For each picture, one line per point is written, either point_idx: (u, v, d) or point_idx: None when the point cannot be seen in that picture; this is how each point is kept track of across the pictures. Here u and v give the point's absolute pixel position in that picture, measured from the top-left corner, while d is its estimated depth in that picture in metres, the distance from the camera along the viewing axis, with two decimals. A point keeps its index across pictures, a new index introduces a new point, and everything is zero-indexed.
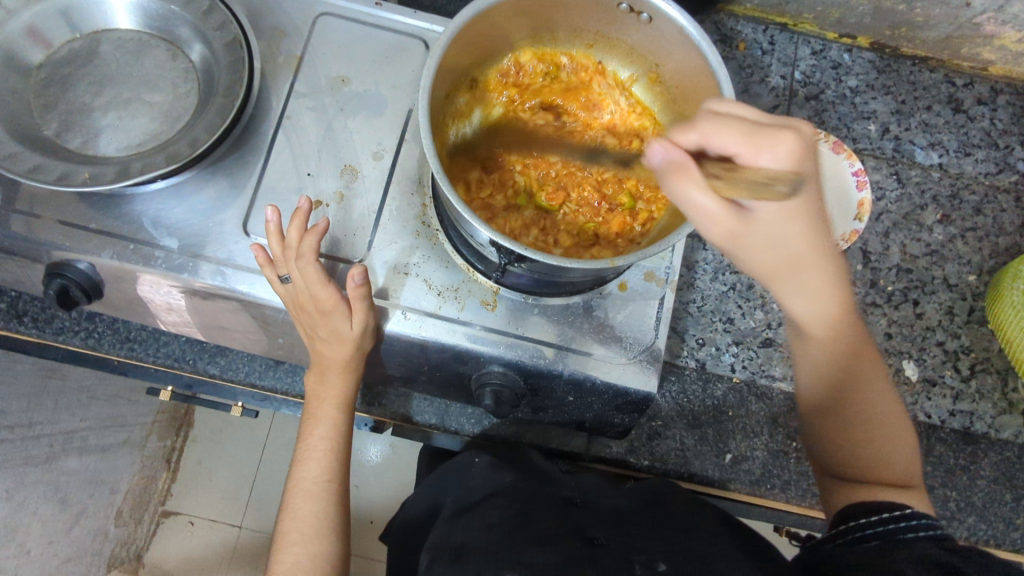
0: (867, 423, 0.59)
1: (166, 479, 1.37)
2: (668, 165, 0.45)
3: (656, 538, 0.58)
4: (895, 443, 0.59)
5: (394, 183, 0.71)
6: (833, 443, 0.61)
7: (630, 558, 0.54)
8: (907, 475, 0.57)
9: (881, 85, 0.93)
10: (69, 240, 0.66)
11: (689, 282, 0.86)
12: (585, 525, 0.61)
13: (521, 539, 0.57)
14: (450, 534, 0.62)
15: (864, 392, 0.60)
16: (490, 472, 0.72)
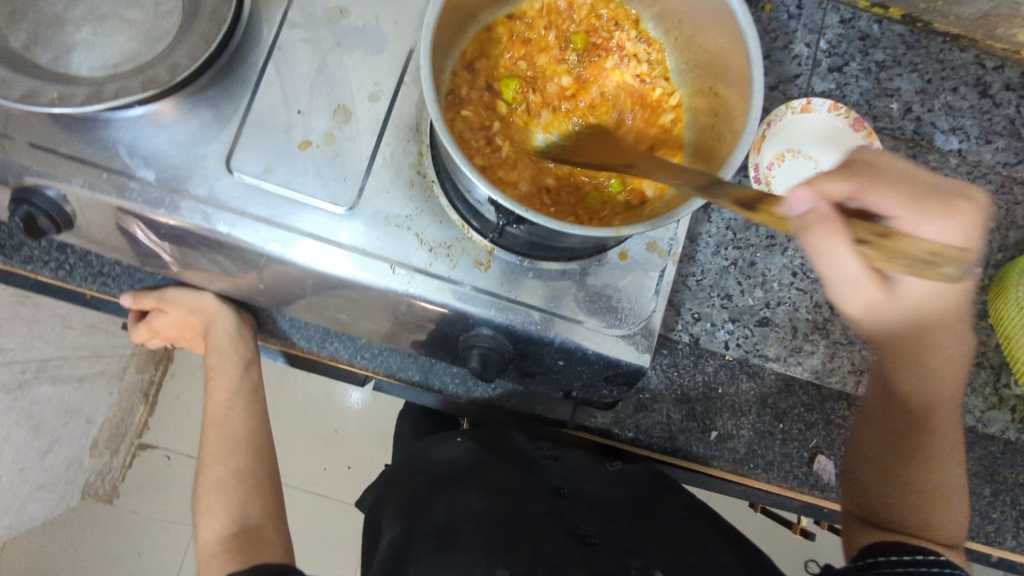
0: (926, 479, 0.66)
1: (143, 412, 1.53)
2: (816, 216, 0.44)
3: (645, 543, 0.65)
4: (953, 512, 0.65)
5: (389, 127, 0.66)
6: (880, 502, 0.68)
7: (625, 562, 0.61)
8: (951, 541, 0.64)
9: (908, 62, 0.89)
10: (38, 164, 0.61)
11: (690, 254, 0.83)
12: (576, 519, 0.66)
13: (507, 531, 0.63)
14: (435, 514, 0.66)
15: (934, 448, 0.67)
16: (461, 456, 0.76)
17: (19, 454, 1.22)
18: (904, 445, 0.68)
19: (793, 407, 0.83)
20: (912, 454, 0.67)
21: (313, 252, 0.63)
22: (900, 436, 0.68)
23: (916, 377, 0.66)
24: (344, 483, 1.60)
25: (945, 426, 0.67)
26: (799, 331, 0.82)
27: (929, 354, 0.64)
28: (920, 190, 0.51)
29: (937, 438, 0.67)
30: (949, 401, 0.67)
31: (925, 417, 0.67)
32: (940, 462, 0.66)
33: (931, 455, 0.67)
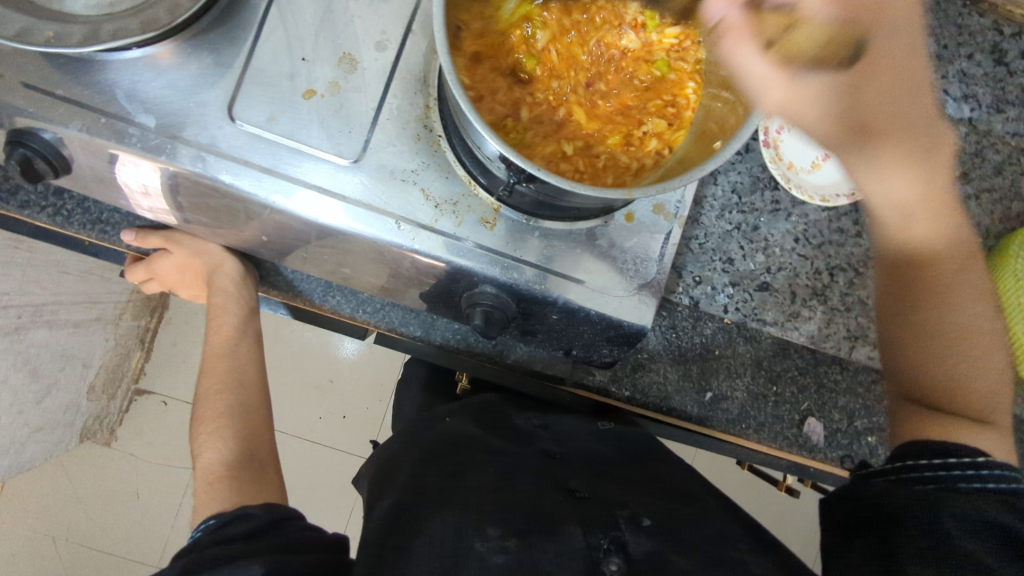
0: (946, 318, 0.60)
1: (139, 359, 1.58)
2: (804, 129, 0.48)
3: (632, 492, 0.66)
4: (987, 347, 0.60)
5: (395, 79, 0.64)
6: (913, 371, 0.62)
7: (614, 512, 0.62)
8: (991, 410, 0.57)
9: (925, 25, 0.87)
10: (32, 106, 0.60)
11: (693, 217, 0.82)
12: (565, 478, 0.69)
13: (507, 491, 0.64)
14: (422, 475, 0.66)
15: (948, 297, 0.61)
16: (457, 426, 0.77)
17: (17, 397, 1.23)
18: (914, 297, 0.63)
19: (788, 370, 0.84)
20: (919, 304, 0.62)
21: (316, 205, 0.62)
22: (903, 284, 0.64)
23: (916, 259, 0.63)
24: (339, 431, 1.64)
25: (950, 265, 0.62)
26: (797, 296, 0.83)
27: (913, 221, 0.61)
28: (906, 84, 0.60)
29: (937, 274, 0.61)
30: (951, 246, 0.62)
31: (917, 264, 0.63)
32: (960, 300, 0.61)
33: (949, 287, 0.61)
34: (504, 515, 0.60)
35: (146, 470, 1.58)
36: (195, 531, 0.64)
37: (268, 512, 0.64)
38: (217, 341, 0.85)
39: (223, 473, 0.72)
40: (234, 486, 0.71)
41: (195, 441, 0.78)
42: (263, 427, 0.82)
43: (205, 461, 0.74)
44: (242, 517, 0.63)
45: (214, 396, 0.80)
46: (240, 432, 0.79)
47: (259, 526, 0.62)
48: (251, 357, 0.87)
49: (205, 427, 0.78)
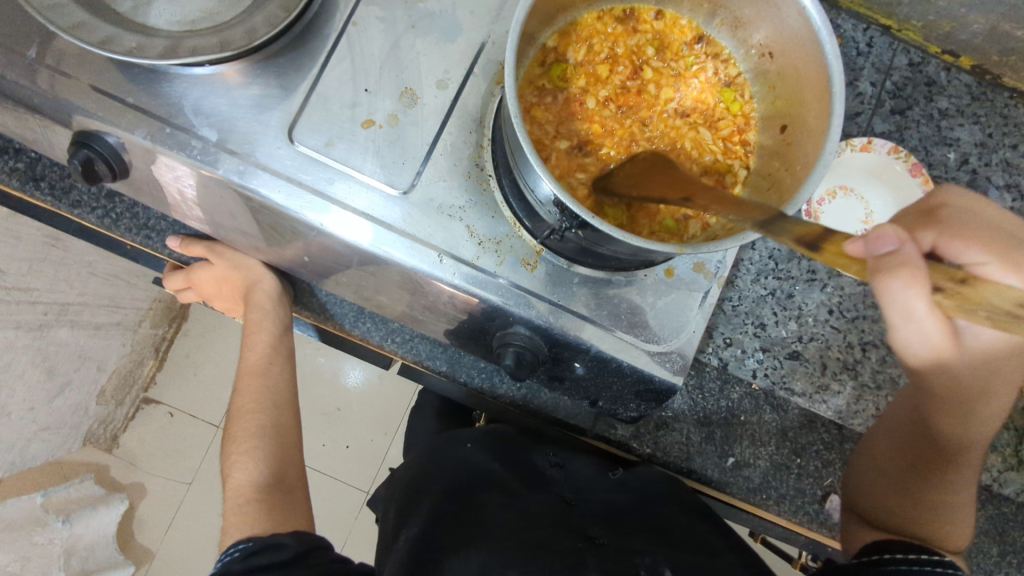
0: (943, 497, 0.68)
1: (152, 367, 1.62)
2: (895, 257, 0.44)
3: (650, 543, 0.65)
4: (959, 519, 0.67)
5: (452, 117, 0.66)
6: (888, 504, 0.70)
7: (634, 562, 0.61)
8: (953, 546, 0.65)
9: (971, 113, 0.88)
10: (101, 111, 0.62)
11: (728, 279, 0.82)
12: (583, 526, 0.68)
13: (526, 535, 0.63)
14: (443, 517, 0.66)
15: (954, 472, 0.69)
16: (477, 464, 0.77)
17: (31, 394, 1.23)
18: (929, 471, 0.70)
19: (813, 443, 0.82)
20: (927, 479, 0.70)
21: (361, 231, 0.63)
22: (923, 451, 0.71)
23: (956, 398, 0.68)
24: (340, 461, 1.65)
25: (973, 458, 0.70)
26: (827, 368, 0.81)
27: (981, 404, 0.68)
28: (998, 239, 0.54)
29: (962, 461, 0.69)
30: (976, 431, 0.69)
31: (958, 450, 0.70)
32: (957, 484, 0.69)
33: (956, 476, 0.69)
34: (526, 561, 0.59)
35: (146, 479, 1.62)
36: (226, 554, 0.64)
37: (300, 542, 0.64)
38: (252, 358, 0.86)
39: (254, 497, 0.72)
40: (262, 510, 0.71)
41: (228, 458, 0.78)
42: (294, 449, 0.82)
43: (236, 481, 0.75)
44: (274, 546, 0.63)
45: (249, 415, 0.81)
46: (273, 454, 0.79)
47: (287, 558, 0.62)
48: (283, 372, 0.88)
49: (239, 446, 0.79)
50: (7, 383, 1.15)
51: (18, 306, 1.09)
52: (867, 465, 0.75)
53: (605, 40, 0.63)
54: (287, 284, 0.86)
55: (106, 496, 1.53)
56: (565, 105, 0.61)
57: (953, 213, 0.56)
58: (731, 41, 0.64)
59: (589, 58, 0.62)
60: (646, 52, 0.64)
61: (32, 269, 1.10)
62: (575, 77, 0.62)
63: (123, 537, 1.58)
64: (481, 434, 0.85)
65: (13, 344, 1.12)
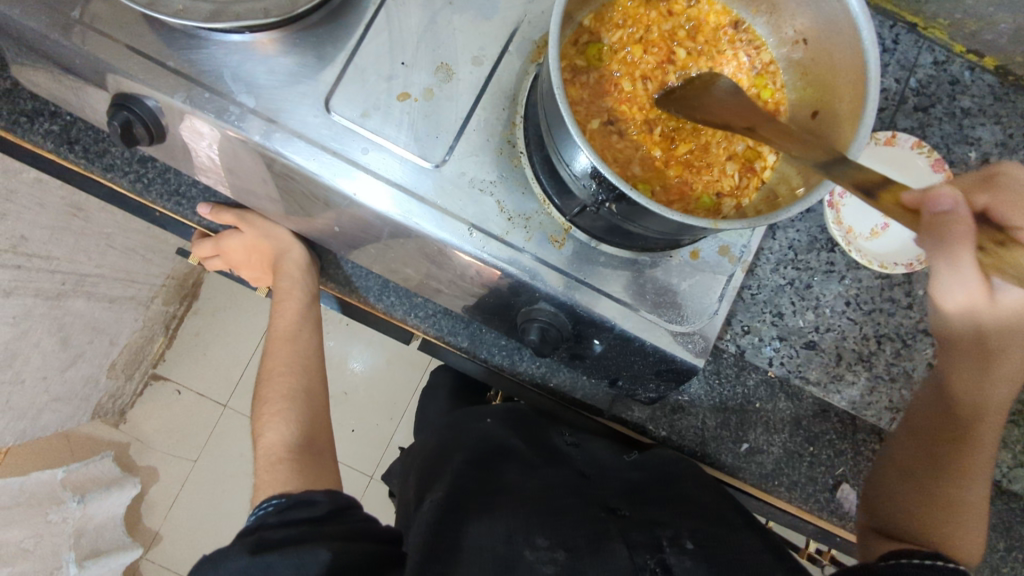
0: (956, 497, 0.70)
1: (162, 343, 1.63)
2: (953, 216, 0.50)
3: (674, 514, 0.66)
4: (971, 521, 0.70)
5: (486, 93, 0.67)
6: (904, 507, 0.72)
7: (657, 534, 0.62)
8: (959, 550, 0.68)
9: (994, 112, 0.89)
10: (143, 73, 0.62)
11: (749, 267, 0.83)
12: (604, 498, 0.69)
13: (552, 503, 0.64)
14: (469, 482, 0.67)
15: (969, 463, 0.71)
16: (498, 436, 0.78)
17: (46, 362, 1.23)
18: (945, 454, 0.72)
19: (826, 433, 0.83)
20: (941, 471, 0.71)
21: (394, 202, 0.64)
22: (941, 439, 0.72)
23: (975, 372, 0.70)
24: (346, 444, 1.66)
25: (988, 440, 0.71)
26: (842, 359, 0.82)
27: (995, 363, 0.70)
28: None
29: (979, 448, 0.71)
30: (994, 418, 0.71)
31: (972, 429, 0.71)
32: (971, 477, 0.71)
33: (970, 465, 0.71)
34: (555, 527, 0.60)
35: (154, 453, 1.64)
36: (260, 508, 0.65)
37: (331, 499, 0.65)
38: (276, 328, 0.87)
39: (278, 459, 0.74)
40: (285, 473, 0.72)
41: (258, 422, 0.79)
42: (319, 415, 0.83)
43: (261, 444, 0.76)
44: (307, 503, 0.64)
45: (272, 382, 0.82)
46: (302, 416, 0.80)
47: (320, 514, 0.63)
48: (309, 343, 0.89)
49: (263, 412, 0.80)
50: (23, 350, 1.16)
51: (39, 273, 1.10)
52: (886, 462, 0.77)
53: (641, 20, 0.64)
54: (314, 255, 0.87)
55: (119, 476, 1.56)
56: (600, 85, 0.62)
57: (1013, 181, 0.61)
58: (765, 28, 0.64)
59: (624, 39, 0.63)
60: (680, 35, 0.64)
61: (53, 238, 1.11)
62: (611, 58, 0.62)
63: (134, 516, 1.61)
64: (498, 412, 0.87)
65: (31, 311, 1.12)
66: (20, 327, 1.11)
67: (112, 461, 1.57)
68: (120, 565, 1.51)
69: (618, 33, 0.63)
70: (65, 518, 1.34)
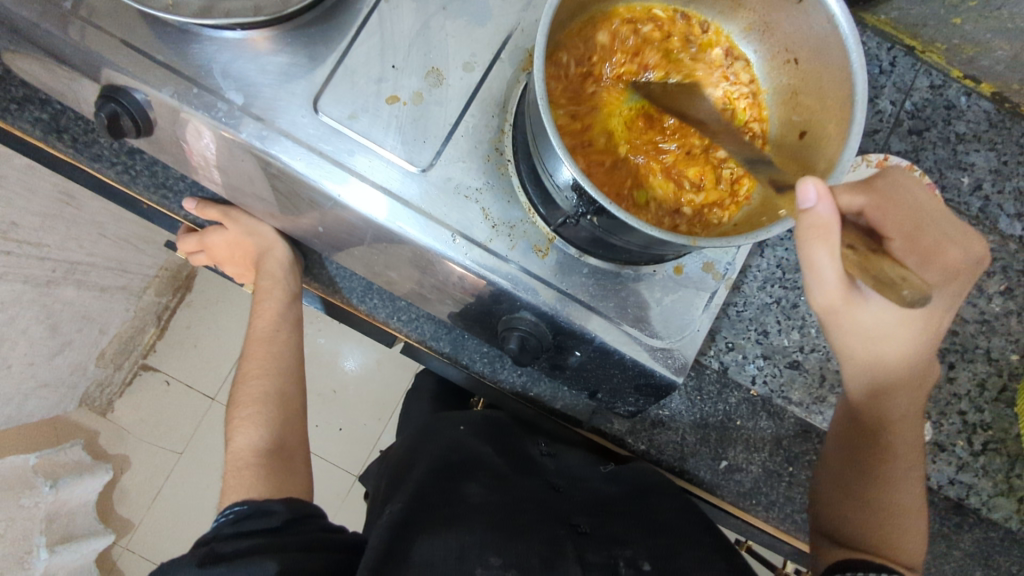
0: (885, 500, 0.70)
1: (153, 335, 1.64)
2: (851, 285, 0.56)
3: (633, 533, 0.67)
4: (909, 528, 0.69)
5: (476, 99, 0.67)
6: (842, 513, 0.71)
7: (614, 554, 0.62)
8: (907, 559, 0.67)
9: (988, 139, 0.89)
10: (131, 66, 0.62)
11: (736, 284, 0.83)
12: (568, 513, 0.69)
13: (511, 517, 0.64)
14: (428, 492, 0.67)
15: (890, 468, 0.70)
16: (469, 445, 0.78)
17: (33, 349, 1.23)
18: (861, 457, 0.72)
19: (806, 453, 0.83)
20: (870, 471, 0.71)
21: (383, 207, 0.63)
22: (860, 445, 0.72)
23: (883, 395, 0.68)
24: (333, 443, 1.66)
25: (896, 447, 0.70)
26: (826, 381, 0.81)
27: (891, 395, 0.67)
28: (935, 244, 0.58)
29: (895, 456, 0.70)
30: (908, 417, 0.69)
31: (877, 434, 0.70)
32: (892, 479, 0.70)
33: (892, 474, 0.70)
34: (509, 543, 0.60)
35: (140, 444, 1.63)
36: (219, 517, 0.66)
37: (290, 510, 0.66)
38: (259, 325, 0.87)
39: (251, 461, 0.74)
40: (258, 477, 0.72)
41: (230, 425, 0.80)
42: (295, 416, 0.83)
43: (237, 445, 0.76)
44: (264, 513, 0.64)
45: (252, 380, 0.82)
46: (272, 421, 0.80)
47: (277, 526, 0.63)
48: (290, 341, 0.89)
49: (240, 411, 0.80)
50: (10, 336, 1.15)
51: (28, 261, 1.10)
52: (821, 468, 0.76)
53: (605, 55, 0.63)
54: (298, 255, 0.87)
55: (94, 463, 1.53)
56: (587, 96, 0.62)
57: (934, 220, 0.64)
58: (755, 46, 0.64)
59: (615, 52, 0.63)
60: (649, 62, 0.64)
61: (44, 225, 1.11)
62: (600, 71, 0.62)
63: (107, 508, 1.57)
64: (479, 417, 0.87)
65: (20, 297, 1.11)
66: (8, 313, 1.10)
67: (83, 448, 1.52)
68: (89, 550, 1.48)
69: (609, 47, 0.63)
70: (36, 503, 1.29)
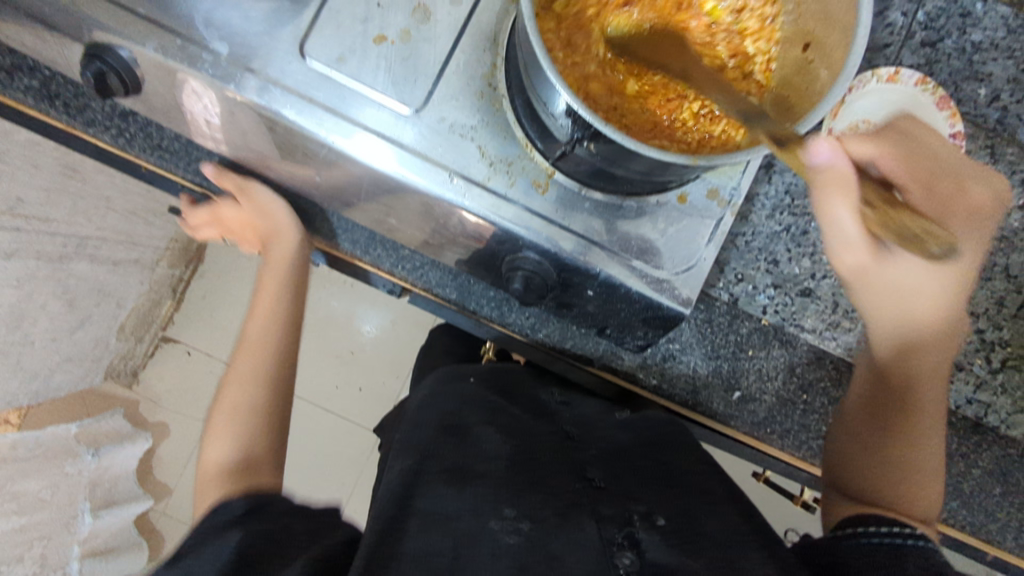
0: (909, 456, 0.69)
1: (170, 306, 1.66)
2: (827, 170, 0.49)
3: (648, 489, 0.66)
4: (926, 482, 0.68)
5: (466, 34, 0.65)
6: (859, 467, 0.71)
7: (628, 508, 0.62)
8: (924, 514, 0.66)
9: (1006, 47, 0.85)
10: (113, 21, 0.61)
11: (743, 213, 0.81)
12: (583, 465, 0.69)
13: (523, 472, 0.64)
14: (440, 449, 0.67)
15: (915, 424, 0.70)
16: (479, 396, 0.79)
17: (54, 324, 1.25)
18: (887, 414, 0.71)
19: (821, 380, 0.82)
20: (893, 423, 0.71)
21: (379, 152, 0.62)
22: (885, 399, 0.72)
23: (908, 353, 0.68)
24: (354, 403, 1.69)
25: (924, 404, 0.70)
26: (840, 307, 0.81)
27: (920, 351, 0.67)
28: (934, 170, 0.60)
29: (920, 413, 0.70)
30: (932, 374, 0.69)
31: (904, 388, 0.70)
32: (917, 437, 0.70)
33: (917, 430, 0.70)
34: (520, 496, 0.60)
35: (167, 413, 1.68)
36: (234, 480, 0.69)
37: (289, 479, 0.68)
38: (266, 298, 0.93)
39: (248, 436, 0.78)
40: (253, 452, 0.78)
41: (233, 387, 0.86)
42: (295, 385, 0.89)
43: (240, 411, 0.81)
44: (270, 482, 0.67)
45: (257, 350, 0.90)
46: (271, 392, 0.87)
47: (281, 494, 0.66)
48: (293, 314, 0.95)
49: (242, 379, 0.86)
50: (30, 312, 1.17)
51: (39, 236, 1.11)
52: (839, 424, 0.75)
53: None
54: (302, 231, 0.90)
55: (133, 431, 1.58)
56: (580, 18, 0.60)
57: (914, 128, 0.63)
58: None
59: None
60: None
61: (50, 199, 1.11)
62: None
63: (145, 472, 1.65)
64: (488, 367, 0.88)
65: (35, 273, 1.13)
66: (25, 288, 1.11)
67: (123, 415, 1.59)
68: (132, 514, 1.55)
69: None
70: (80, 470, 1.39)
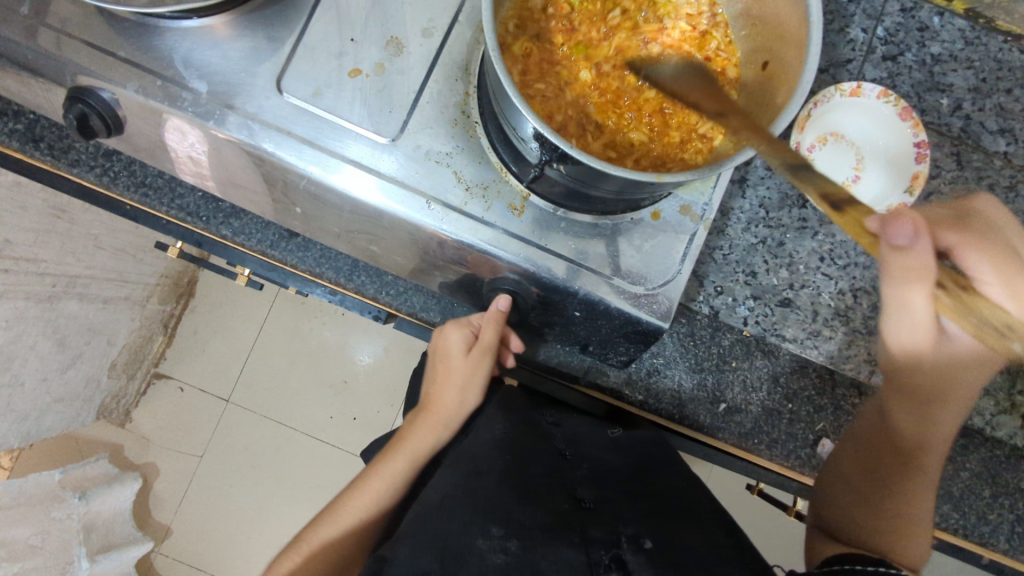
0: (904, 511, 0.72)
1: (161, 342, 1.66)
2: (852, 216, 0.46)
3: (637, 510, 0.66)
4: (915, 535, 0.70)
5: (438, 64, 0.67)
6: (852, 520, 0.73)
7: (616, 530, 0.62)
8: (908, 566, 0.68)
9: (965, 58, 0.88)
10: (94, 65, 0.63)
11: (719, 228, 0.83)
12: (573, 484, 0.69)
13: (514, 491, 0.64)
14: None
15: (917, 485, 0.73)
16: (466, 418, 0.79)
17: (44, 365, 1.25)
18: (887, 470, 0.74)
19: (805, 389, 0.83)
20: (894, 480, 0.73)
21: (359, 181, 0.64)
22: (884, 454, 0.75)
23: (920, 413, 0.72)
24: (349, 433, 1.69)
25: (928, 470, 0.73)
26: (818, 316, 0.83)
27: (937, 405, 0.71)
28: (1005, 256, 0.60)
29: (922, 475, 0.73)
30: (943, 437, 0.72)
31: (916, 453, 0.73)
32: (917, 495, 0.72)
33: (916, 489, 0.72)
34: (510, 516, 0.61)
35: (161, 450, 1.67)
36: None
37: None
38: None
39: None
40: None
41: None
42: None
43: None
44: None
45: None
46: None
47: None
48: None
49: None
50: (20, 353, 1.17)
51: (28, 277, 1.11)
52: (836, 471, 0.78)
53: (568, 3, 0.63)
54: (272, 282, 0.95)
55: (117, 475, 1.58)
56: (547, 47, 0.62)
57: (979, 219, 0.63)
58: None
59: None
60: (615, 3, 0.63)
61: (38, 240, 1.12)
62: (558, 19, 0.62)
63: (141, 512, 1.64)
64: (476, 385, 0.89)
65: (24, 314, 1.13)
66: (15, 329, 1.12)
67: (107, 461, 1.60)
68: (132, 557, 1.53)
69: None
70: (69, 514, 1.37)
